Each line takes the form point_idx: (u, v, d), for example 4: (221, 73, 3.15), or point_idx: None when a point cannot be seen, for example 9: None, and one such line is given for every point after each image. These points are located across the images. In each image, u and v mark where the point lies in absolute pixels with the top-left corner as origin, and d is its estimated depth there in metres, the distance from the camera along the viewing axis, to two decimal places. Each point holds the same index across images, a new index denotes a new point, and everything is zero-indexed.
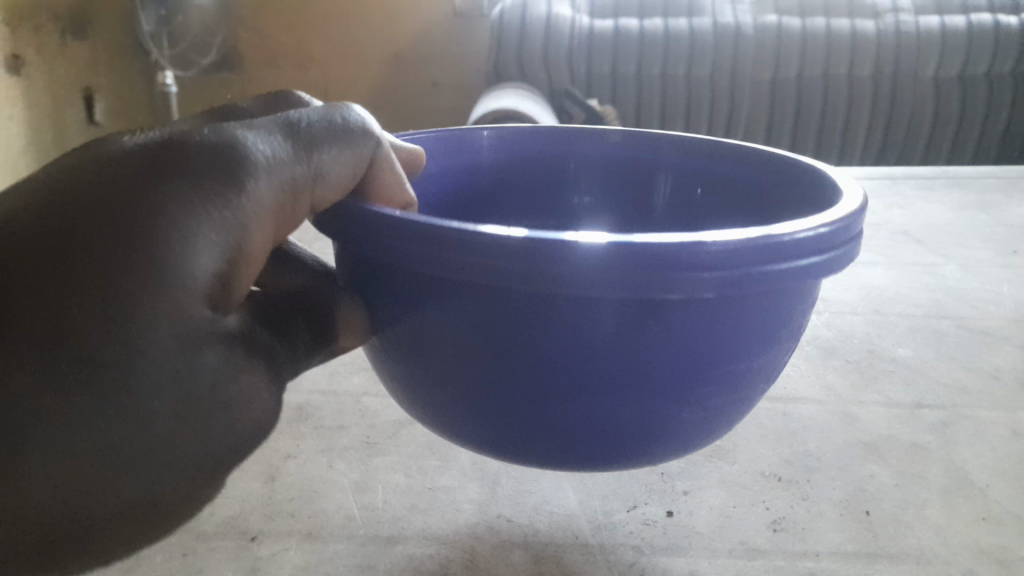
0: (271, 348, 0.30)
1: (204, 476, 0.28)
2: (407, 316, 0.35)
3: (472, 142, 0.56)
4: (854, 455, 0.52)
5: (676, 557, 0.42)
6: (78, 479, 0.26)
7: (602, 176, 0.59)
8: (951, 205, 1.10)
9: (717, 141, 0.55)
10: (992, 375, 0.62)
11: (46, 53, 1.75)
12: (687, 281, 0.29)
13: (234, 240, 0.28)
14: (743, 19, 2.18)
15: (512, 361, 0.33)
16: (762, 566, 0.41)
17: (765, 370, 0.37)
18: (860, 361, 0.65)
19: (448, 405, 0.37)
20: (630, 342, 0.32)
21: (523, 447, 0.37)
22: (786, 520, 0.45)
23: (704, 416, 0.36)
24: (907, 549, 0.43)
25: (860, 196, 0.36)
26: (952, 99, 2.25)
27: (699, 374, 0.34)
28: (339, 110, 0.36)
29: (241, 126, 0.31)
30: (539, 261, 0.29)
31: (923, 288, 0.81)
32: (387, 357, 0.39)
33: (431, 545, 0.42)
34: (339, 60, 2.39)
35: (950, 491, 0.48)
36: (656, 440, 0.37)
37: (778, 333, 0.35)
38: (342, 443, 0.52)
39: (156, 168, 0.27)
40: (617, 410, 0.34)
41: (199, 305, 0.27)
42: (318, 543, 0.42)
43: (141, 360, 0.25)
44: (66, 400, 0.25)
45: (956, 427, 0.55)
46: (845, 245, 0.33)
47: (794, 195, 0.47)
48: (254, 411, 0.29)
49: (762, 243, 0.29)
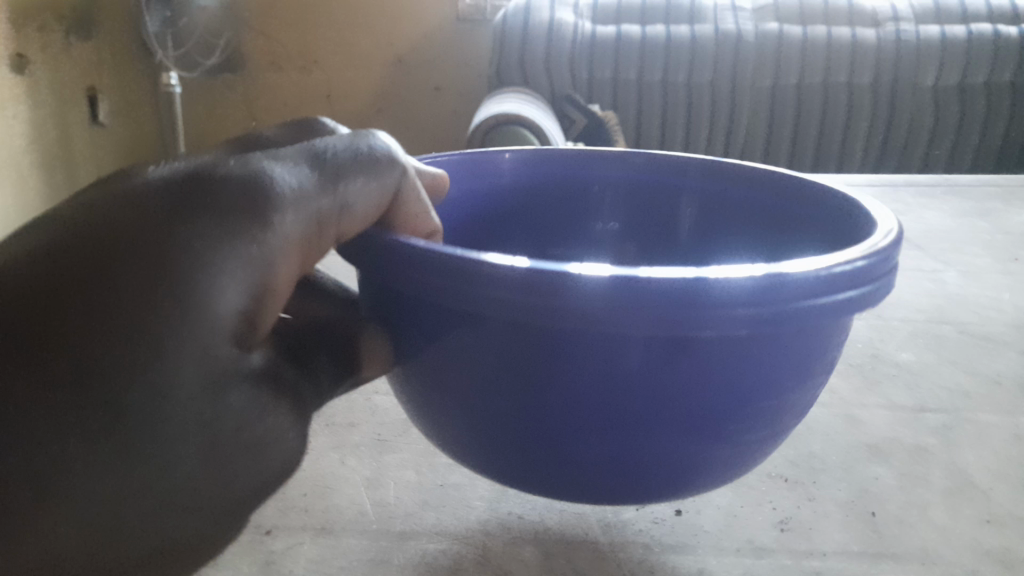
0: (296, 384, 0.32)
1: (225, 515, 0.29)
2: (430, 348, 0.36)
3: (495, 165, 0.57)
4: (858, 457, 0.52)
5: (684, 555, 0.42)
6: (106, 523, 0.27)
7: (626, 201, 0.59)
8: (951, 212, 1.11)
9: (742, 165, 0.55)
10: (994, 380, 0.63)
11: (50, 53, 1.75)
12: (719, 316, 0.30)
13: (261, 276, 0.28)
14: (744, 27, 2.20)
15: (533, 394, 0.34)
16: (769, 564, 0.42)
17: (799, 404, 0.37)
18: (864, 365, 0.66)
19: (468, 432, 0.38)
20: (659, 377, 0.33)
21: (543, 481, 0.38)
22: (792, 520, 0.46)
23: (737, 451, 0.37)
24: (911, 549, 0.44)
25: (894, 229, 0.37)
26: (951, 108, 2.26)
27: (731, 412, 0.34)
28: (366, 139, 0.36)
29: (269, 157, 0.31)
30: (562, 296, 0.30)
31: (925, 294, 0.82)
32: (407, 387, 0.39)
33: (443, 541, 0.43)
34: (341, 64, 2.41)
35: (953, 492, 0.49)
36: (686, 476, 0.37)
37: (811, 368, 0.36)
38: (353, 439, 0.52)
39: (181, 206, 0.28)
40: (645, 446, 0.35)
41: (225, 343, 0.27)
42: (331, 537, 0.43)
43: (166, 405, 0.26)
44: (90, 448, 0.25)
45: (960, 431, 0.56)
46: (880, 280, 0.34)
47: (817, 221, 0.48)
48: (281, 450, 0.30)
49: (793, 279, 0.30)
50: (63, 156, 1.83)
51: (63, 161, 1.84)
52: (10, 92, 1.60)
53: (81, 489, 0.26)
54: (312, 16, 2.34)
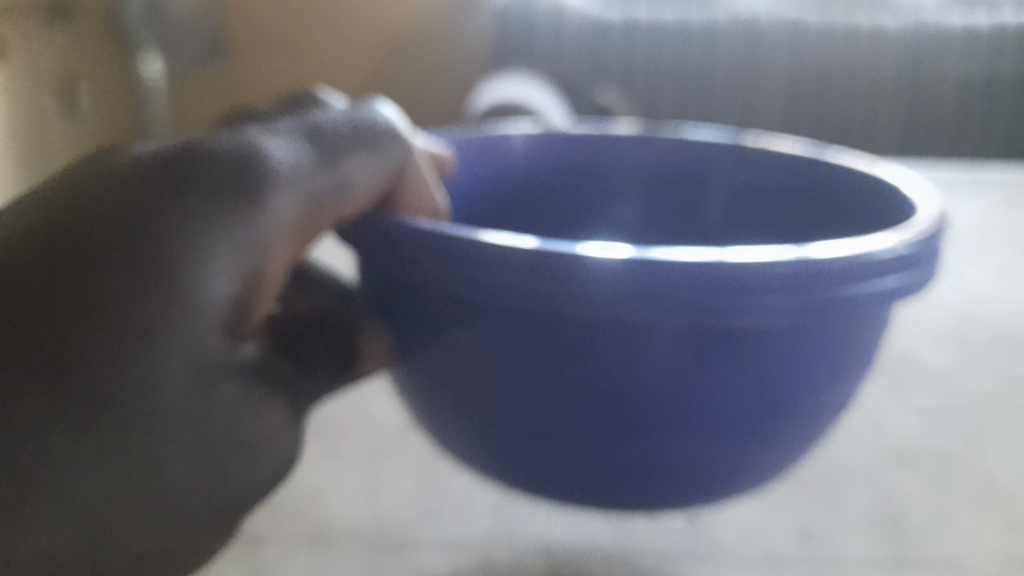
0: (292, 375, 0.31)
1: (218, 517, 0.29)
2: (440, 343, 0.33)
3: (503, 147, 0.55)
4: (876, 460, 0.50)
5: (701, 564, 0.40)
6: (91, 527, 0.27)
7: (649, 188, 0.57)
8: (976, 211, 1.08)
9: (770, 149, 0.53)
10: (1020, 382, 0.61)
11: (29, 37, 1.71)
12: (751, 304, 0.29)
13: (256, 261, 0.28)
14: (759, 19, 2.15)
15: (552, 390, 0.32)
16: (789, 573, 0.40)
17: (836, 406, 0.36)
18: (889, 366, 0.63)
19: (485, 441, 0.35)
20: (688, 372, 0.31)
21: (563, 491, 0.35)
22: (810, 525, 0.44)
23: (773, 455, 0.35)
24: (935, 556, 0.42)
25: (939, 218, 0.35)
26: (974, 100, 2.21)
27: (767, 411, 0.33)
28: (366, 114, 0.36)
29: (264, 132, 0.31)
30: (574, 283, 0.28)
31: (948, 294, 0.79)
32: (412, 389, 0.36)
33: (447, 552, 0.40)
34: (338, 53, 2.36)
35: (978, 498, 0.47)
36: (718, 482, 0.35)
37: (850, 365, 0.34)
38: (352, 443, 0.50)
39: (169, 186, 0.27)
40: (674, 448, 0.33)
41: (216, 334, 0.27)
42: (326, 546, 0.40)
43: (156, 399, 0.26)
44: (81, 443, 0.26)
45: (984, 434, 0.54)
46: (921, 269, 0.32)
47: (851, 203, 0.46)
48: (276, 450, 0.30)
49: (832, 266, 0.29)
50: (42, 143, 1.79)
51: (42, 148, 1.79)
52: None
53: (70, 484, 0.26)
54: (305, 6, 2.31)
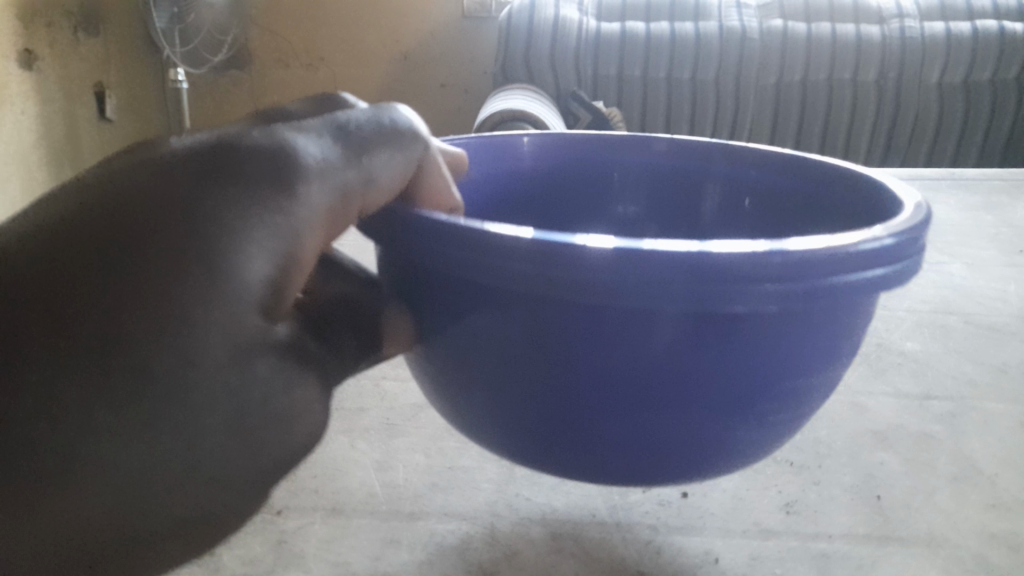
0: (321, 357, 0.31)
1: (250, 490, 0.29)
2: (453, 325, 0.36)
3: (513, 150, 0.58)
4: (863, 443, 0.53)
5: (691, 536, 0.43)
6: (130, 497, 0.26)
7: (648, 187, 0.60)
8: (958, 205, 1.10)
9: (763, 149, 0.56)
10: (1001, 369, 0.63)
11: (58, 49, 1.76)
12: (750, 292, 0.30)
13: (290, 248, 0.29)
14: (749, 24, 2.20)
15: (553, 370, 0.34)
16: (775, 546, 0.42)
17: (821, 388, 0.38)
18: (870, 353, 0.66)
19: (491, 417, 0.38)
20: (684, 356, 0.33)
21: (568, 462, 0.38)
22: (798, 503, 0.46)
23: (762, 432, 0.37)
24: (917, 532, 0.44)
25: (924, 210, 0.37)
26: (956, 104, 2.25)
27: (760, 391, 0.35)
28: (387, 114, 0.37)
29: (294, 129, 0.32)
30: (564, 266, 0.30)
31: (930, 285, 0.82)
32: (429, 366, 0.40)
33: (453, 522, 0.43)
34: (348, 61, 2.42)
35: (960, 479, 0.49)
36: (711, 457, 0.37)
37: (837, 349, 0.36)
38: (363, 424, 0.53)
39: (210, 176, 0.28)
40: (670, 425, 0.35)
41: (253, 314, 0.27)
42: (342, 518, 0.43)
43: (195, 372, 0.26)
44: (119, 415, 0.25)
45: (967, 418, 0.56)
46: (910, 260, 0.33)
47: (838, 200, 0.49)
48: (307, 423, 0.30)
49: (818, 255, 0.30)
50: (71, 152, 1.85)
51: (71, 157, 1.86)
52: (17, 88, 1.61)
53: (110, 458, 0.25)
54: (320, 15, 2.36)
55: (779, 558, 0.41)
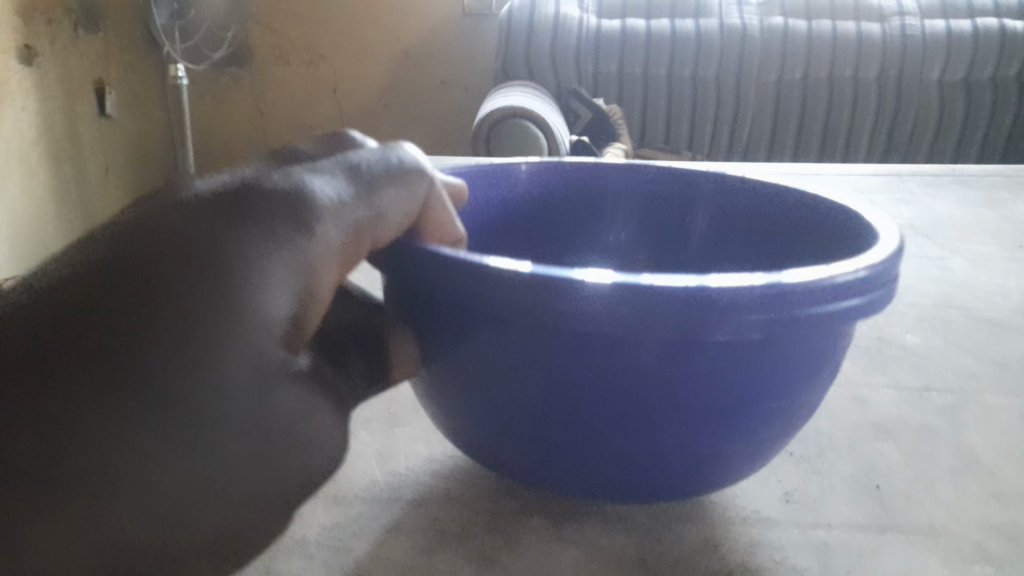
0: (337, 386, 0.30)
1: (272, 525, 0.28)
2: (446, 359, 0.37)
3: (508, 177, 0.57)
4: (864, 434, 0.53)
5: (691, 525, 0.43)
6: (146, 538, 0.25)
7: (642, 215, 0.59)
8: (958, 201, 1.10)
9: (753, 181, 0.55)
10: (1001, 363, 0.63)
11: (58, 45, 1.76)
12: (730, 321, 0.30)
13: (307, 281, 0.28)
14: (750, 21, 2.21)
15: (549, 402, 0.35)
16: (775, 534, 0.42)
17: (809, 414, 0.38)
18: (870, 347, 0.66)
19: (486, 449, 0.38)
20: (676, 384, 0.33)
21: (569, 491, 0.38)
22: (798, 492, 0.46)
23: (755, 457, 0.37)
24: (917, 522, 0.44)
25: (897, 240, 0.37)
26: (957, 102, 2.25)
27: (751, 417, 0.35)
28: (395, 153, 0.36)
29: (306, 170, 0.31)
30: (555, 299, 0.31)
31: (931, 280, 0.82)
32: (424, 400, 0.40)
33: (455, 510, 0.43)
34: (348, 58, 2.42)
35: (960, 470, 0.49)
36: (707, 483, 0.38)
37: (823, 377, 0.37)
38: (364, 414, 0.53)
39: (228, 209, 0.27)
40: (667, 453, 0.35)
41: (274, 344, 0.26)
42: (343, 505, 0.43)
43: (218, 400, 0.25)
44: (139, 448, 0.24)
45: (967, 411, 0.56)
46: (886, 289, 0.34)
47: (825, 235, 0.48)
48: (324, 449, 0.28)
49: (796, 286, 0.30)
50: (71, 148, 1.85)
51: (71, 153, 1.86)
52: (18, 83, 1.61)
53: (127, 494, 0.24)
54: (321, 12, 2.36)
55: (779, 546, 0.41)
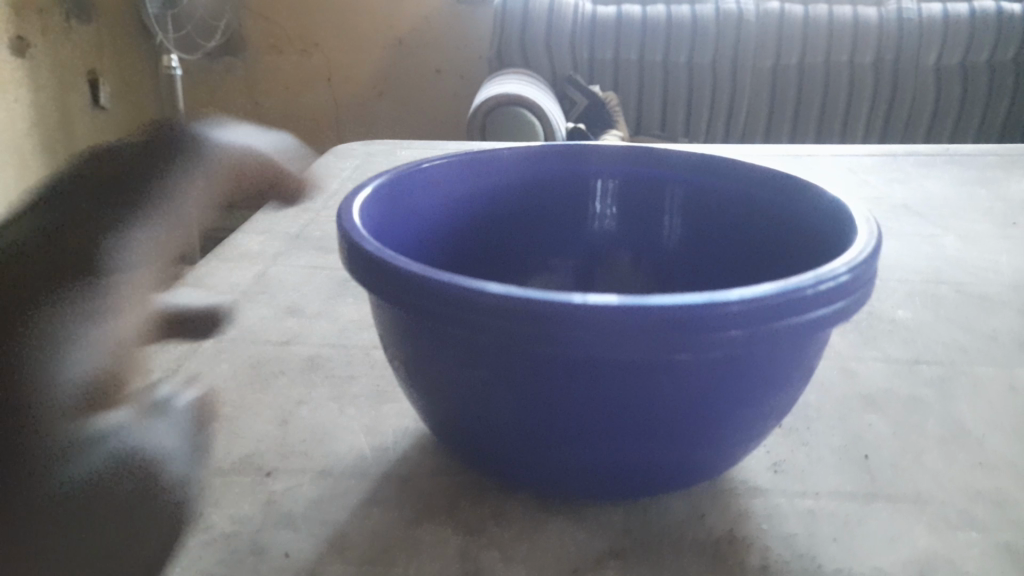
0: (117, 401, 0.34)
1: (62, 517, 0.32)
2: (429, 362, 0.38)
3: (490, 164, 0.56)
4: (852, 406, 0.53)
5: (678, 496, 0.43)
6: None
7: (623, 198, 0.59)
8: (951, 180, 1.10)
9: (727, 161, 0.54)
10: (990, 336, 0.63)
11: (50, 35, 1.76)
12: (712, 336, 0.32)
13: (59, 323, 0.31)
14: (745, 7, 2.20)
15: (535, 408, 0.36)
16: (762, 503, 0.43)
17: (785, 408, 0.40)
18: (860, 321, 0.66)
19: (473, 444, 0.40)
20: (657, 392, 0.35)
21: (552, 485, 0.40)
22: (786, 463, 0.46)
23: (730, 450, 0.39)
24: (903, 489, 0.44)
25: (873, 236, 0.38)
26: (954, 86, 2.24)
27: (729, 416, 0.37)
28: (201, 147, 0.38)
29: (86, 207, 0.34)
30: (541, 322, 0.31)
31: (922, 256, 0.81)
32: (410, 390, 0.41)
33: (443, 482, 0.43)
34: (343, 47, 2.41)
35: (947, 439, 0.49)
36: (685, 475, 0.40)
37: (799, 374, 0.38)
38: (352, 391, 0.53)
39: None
40: (647, 451, 0.37)
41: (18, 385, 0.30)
42: (330, 479, 0.44)
43: None
44: None
45: (955, 382, 0.56)
46: (862, 290, 0.35)
47: (807, 219, 0.48)
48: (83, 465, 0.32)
49: (775, 300, 0.32)
50: (65, 139, 1.85)
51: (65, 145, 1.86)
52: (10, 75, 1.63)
53: None
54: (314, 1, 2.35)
55: (767, 515, 0.42)
